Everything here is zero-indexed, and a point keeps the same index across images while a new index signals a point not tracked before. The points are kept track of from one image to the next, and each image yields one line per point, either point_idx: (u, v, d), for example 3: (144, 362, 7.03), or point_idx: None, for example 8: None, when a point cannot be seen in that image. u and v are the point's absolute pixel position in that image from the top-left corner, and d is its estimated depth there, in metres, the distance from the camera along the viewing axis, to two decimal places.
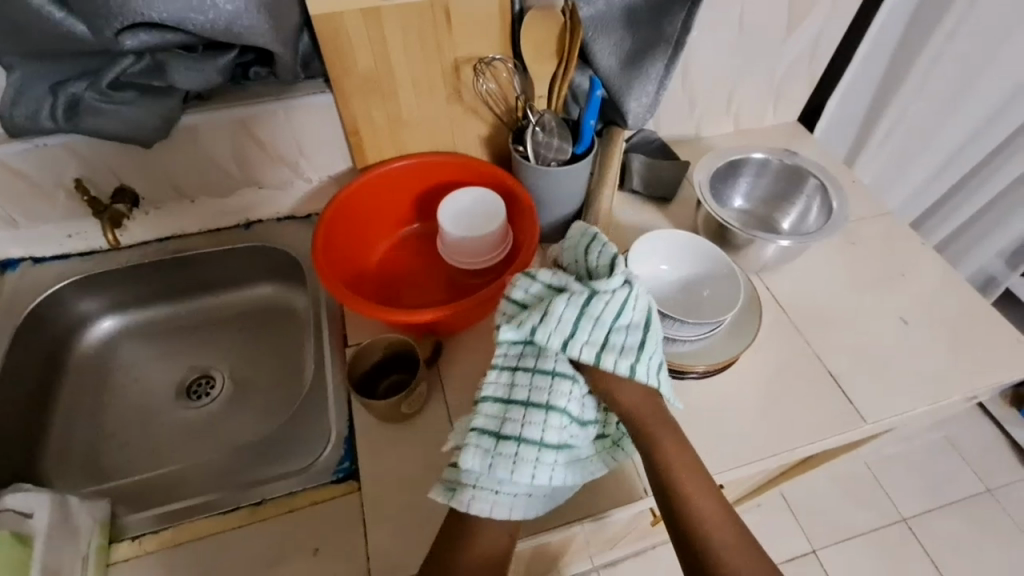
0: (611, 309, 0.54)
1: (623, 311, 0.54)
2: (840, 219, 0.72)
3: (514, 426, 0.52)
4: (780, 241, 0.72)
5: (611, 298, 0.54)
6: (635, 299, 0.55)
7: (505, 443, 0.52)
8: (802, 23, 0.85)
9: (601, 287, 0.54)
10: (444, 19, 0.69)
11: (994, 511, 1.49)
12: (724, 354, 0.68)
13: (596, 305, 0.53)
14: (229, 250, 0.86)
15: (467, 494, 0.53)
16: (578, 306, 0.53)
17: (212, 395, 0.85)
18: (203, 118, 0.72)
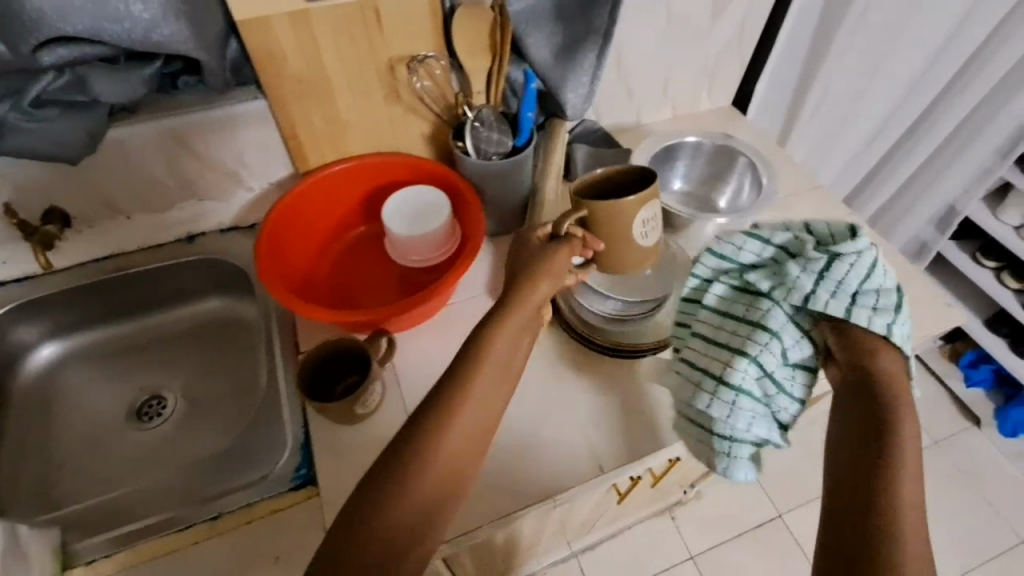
0: (848, 274, 0.55)
1: (870, 277, 0.55)
2: (770, 194, 0.76)
3: (778, 365, 0.58)
4: (716, 218, 0.75)
5: (851, 263, 0.55)
6: (878, 276, 0.55)
7: (761, 381, 0.58)
8: (725, 10, 0.89)
9: (843, 252, 0.56)
10: (374, 20, 0.69)
11: (942, 461, 1.59)
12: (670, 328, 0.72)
13: (837, 267, 0.55)
14: (173, 265, 0.84)
15: (710, 400, 0.61)
16: (825, 267, 0.56)
17: (164, 416, 0.83)
18: (132, 131, 0.70)
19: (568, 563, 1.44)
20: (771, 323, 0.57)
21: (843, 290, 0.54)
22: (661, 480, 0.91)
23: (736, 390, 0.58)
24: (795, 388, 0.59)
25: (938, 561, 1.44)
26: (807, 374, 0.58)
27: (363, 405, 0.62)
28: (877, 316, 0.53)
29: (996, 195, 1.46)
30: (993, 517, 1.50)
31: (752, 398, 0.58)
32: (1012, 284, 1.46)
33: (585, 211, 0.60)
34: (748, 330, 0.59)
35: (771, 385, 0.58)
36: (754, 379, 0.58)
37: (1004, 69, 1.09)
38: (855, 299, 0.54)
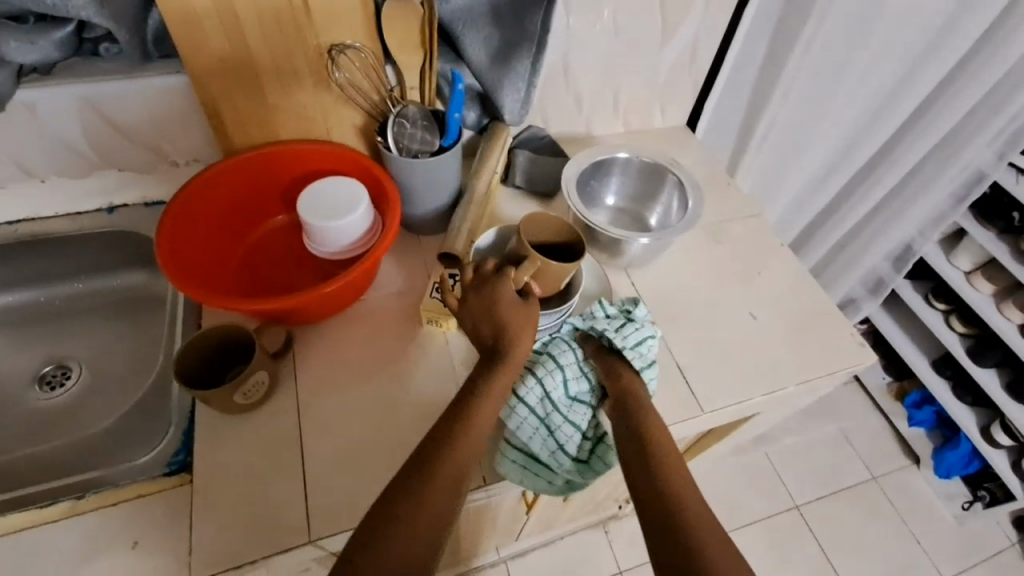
0: (635, 336, 0.69)
1: (647, 342, 0.70)
2: (693, 218, 0.75)
3: (558, 391, 0.67)
4: (639, 238, 0.75)
5: (639, 328, 0.70)
6: (648, 344, 0.70)
7: (541, 402, 0.66)
8: (674, 29, 0.89)
9: (634, 319, 0.72)
10: (301, 5, 0.68)
11: (879, 497, 1.60)
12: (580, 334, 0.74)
13: (627, 327, 0.70)
14: (90, 235, 0.82)
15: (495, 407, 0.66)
16: (618, 326, 0.70)
17: (66, 386, 0.81)
18: (42, 94, 0.68)
19: (497, 568, 1.43)
20: (558, 358, 0.68)
21: (624, 342, 0.68)
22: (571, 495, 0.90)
23: (525, 407, 0.65)
24: (571, 417, 0.67)
25: None
26: (578, 406, 0.67)
27: (244, 394, 0.61)
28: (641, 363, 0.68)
29: (949, 239, 1.48)
30: (921, 556, 1.52)
31: (535, 418, 0.66)
32: (958, 329, 1.49)
33: (539, 262, 0.65)
34: (541, 364, 0.67)
35: (555, 411, 0.66)
36: (540, 402, 0.66)
37: (956, 115, 1.10)
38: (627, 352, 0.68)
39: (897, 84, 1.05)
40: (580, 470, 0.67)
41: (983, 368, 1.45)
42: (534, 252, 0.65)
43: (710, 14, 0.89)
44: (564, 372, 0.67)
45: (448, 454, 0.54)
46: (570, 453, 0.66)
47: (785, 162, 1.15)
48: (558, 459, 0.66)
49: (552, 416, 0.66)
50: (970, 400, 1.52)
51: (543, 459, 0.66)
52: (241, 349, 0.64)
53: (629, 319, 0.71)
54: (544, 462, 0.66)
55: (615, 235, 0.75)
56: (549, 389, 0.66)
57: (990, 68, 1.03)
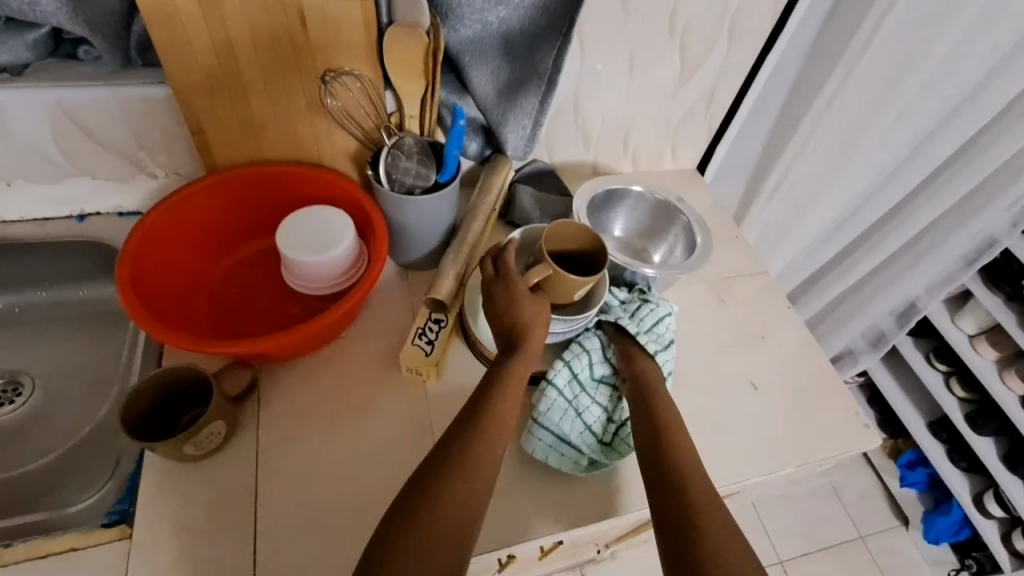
0: (652, 316, 0.70)
1: (663, 323, 0.71)
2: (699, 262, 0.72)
3: (582, 373, 0.67)
4: (645, 269, 0.72)
5: (654, 308, 0.71)
6: (664, 325, 0.71)
7: (568, 385, 0.66)
8: (692, 74, 0.85)
9: (650, 299, 0.72)
10: (297, 22, 0.63)
11: (865, 559, 1.55)
12: None
13: (644, 308, 0.70)
14: (56, 243, 0.77)
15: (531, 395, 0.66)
16: (636, 308, 0.71)
17: (15, 403, 0.76)
18: (12, 96, 0.63)
19: None
20: (584, 341, 0.68)
21: (641, 325, 0.69)
22: (548, 554, 0.85)
23: (554, 390, 0.65)
24: (594, 397, 0.67)
25: None
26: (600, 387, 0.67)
27: (195, 445, 0.56)
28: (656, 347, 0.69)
29: (955, 300, 1.44)
30: None
31: (562, 403, 0.65)
32: (959, 393, 1.45)
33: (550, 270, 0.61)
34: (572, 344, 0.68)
35: (580, 393, 0.66)
36: (569, 383, 0.66)
37: (974, 179, 1.07)
38: (646, 333, 0.69)
39: (917, 145, 1.01)
40: (605, 450, 0.66)
41: (981, 435, 1.41)
42: (547, 258, 0.61)
43: (731, 61, 0.84)
44: (590, 352, 0.68)
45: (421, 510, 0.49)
46: (593, 432, 0.66)
47: (797, 214, 1.11)
48: (579, 441, 0.65)
49: (575, 400, 0.66)
50: (966, 466, 1.48)
51: (566, 440, 0.65)
52: (197, 390, 0.59)
53: (646, 300, 0.72)
54: (578, 448, 0.65)
55: (620, 263, 0.72)
56: (577, 368, 0.67)
57: (1015, 134, 0.99)
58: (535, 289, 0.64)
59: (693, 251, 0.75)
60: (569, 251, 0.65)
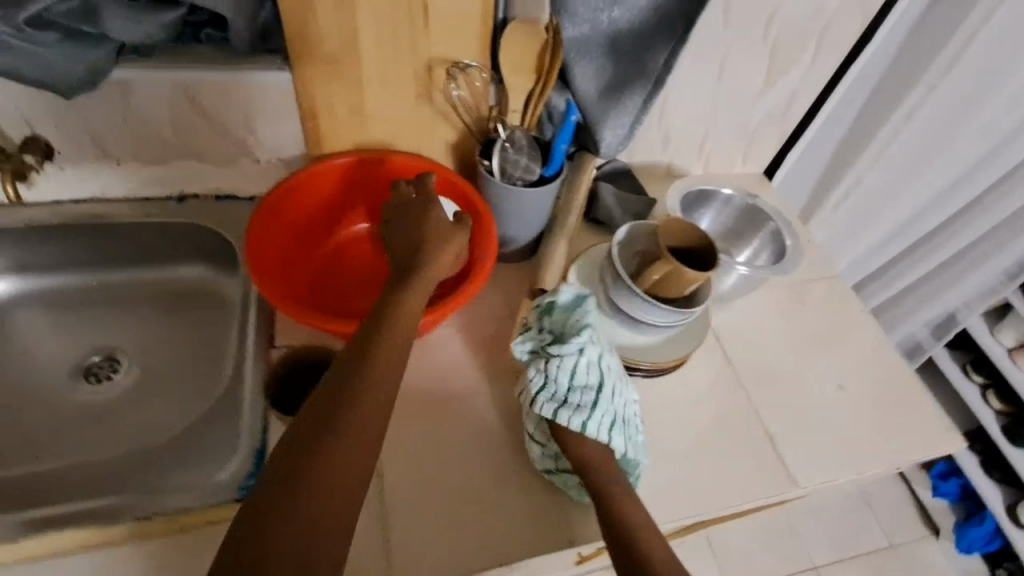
0: (562, 372, 0.60)
1: (577, 375, 0.60)
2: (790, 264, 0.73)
3: (547, 425, 0.62)
4: (738, 266, 0.74)
5: (559, 363, 0.59)
6: (584, 371, 0.60)
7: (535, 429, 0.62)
8: (777, 79, 0.86)
9: (553, 353, 0.60)
10: (420, 14, 0.65)
11: (896, 568, 1.56)
12: (674, 354, 0.72)
13: (550, 368, 0.60)
14: (155, 224, 0.78)
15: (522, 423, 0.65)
16: (543, 369, 0.60)
17: (112, 382, 0.76)
18: (139, 77, 0.64)
19: None
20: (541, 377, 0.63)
21: (534, 375, 0.60)
22: None
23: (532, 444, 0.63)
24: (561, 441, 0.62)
25: None
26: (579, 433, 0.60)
27: None
28: (563, 409, 0.59)
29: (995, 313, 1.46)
30: None
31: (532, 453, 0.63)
32: (996, 406, 1.47)
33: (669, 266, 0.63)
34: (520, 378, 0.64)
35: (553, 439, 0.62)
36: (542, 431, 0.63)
37: None
38: (602, 381, 0.61)
39: (982, 159, 1.03)
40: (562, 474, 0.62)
41: (1017, 448, 1.43)
42: (668, 254, 0.63)
43: (815, 70, 0.86)
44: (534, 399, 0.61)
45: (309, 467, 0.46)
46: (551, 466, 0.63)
47: (854, 223, 1.13)
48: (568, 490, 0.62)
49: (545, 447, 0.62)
50: (999, 478, 1.49)
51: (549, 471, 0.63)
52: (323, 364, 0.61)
53: (548, 357, 0.61)
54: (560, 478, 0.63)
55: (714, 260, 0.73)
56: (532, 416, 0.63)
57: None
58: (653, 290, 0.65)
59: (782, 254, 0.76)
60: (695, 255, 0.66)
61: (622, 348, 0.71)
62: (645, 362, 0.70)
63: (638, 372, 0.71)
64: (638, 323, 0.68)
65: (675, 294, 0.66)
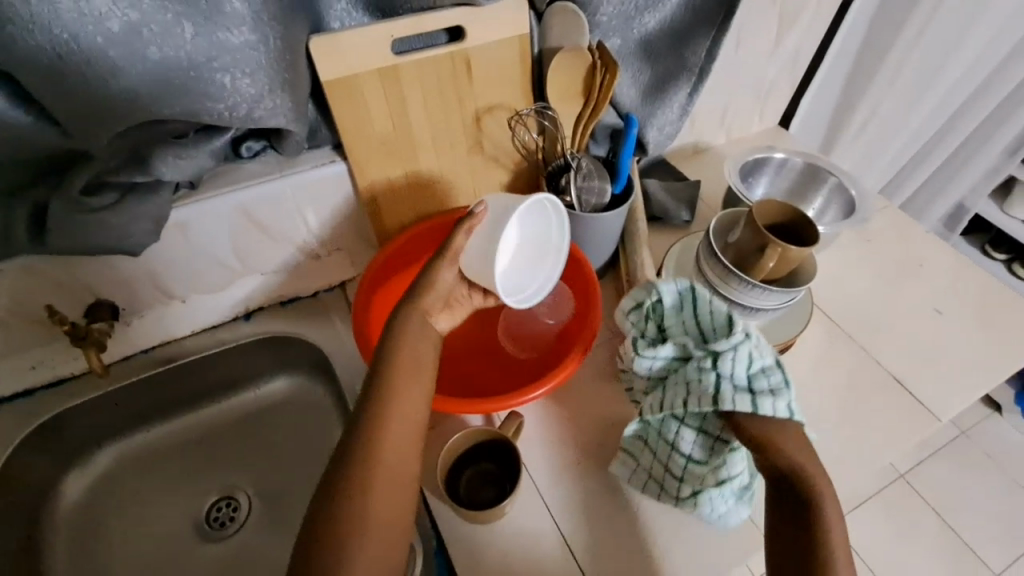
0: (737, 363, 0.51)
1: (754, 364, 0.51)
2: (866, 210, 0.74)
3: (688, 433, 0.55)
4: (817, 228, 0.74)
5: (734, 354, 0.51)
6: (728, 367, 0.51)
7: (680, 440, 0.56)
8: (787, 34, 0.87)
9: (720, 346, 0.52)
10: (463, 70, 0.64)
11: (975, 452, 1.62)
12: (787, 331, 0.71)
13: (723, 363, 0.51)
14: (232, 348, 0.75)
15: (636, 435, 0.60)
16: (711, 368, 0.52)
17: (238, 520, 0.73)
18: (196, 210, 0.62)
19: None
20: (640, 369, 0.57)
21: (693, 372, 0.53)
22: None
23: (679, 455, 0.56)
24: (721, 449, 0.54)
25: (989, 552, 1.44)
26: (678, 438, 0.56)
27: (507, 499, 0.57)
28: (759, 401, 0.49)
29: (1001, 191, 1.52)
30: None
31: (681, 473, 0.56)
32: None
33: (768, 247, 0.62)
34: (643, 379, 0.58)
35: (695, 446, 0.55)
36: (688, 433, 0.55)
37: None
38: (749, 380, 0.51)
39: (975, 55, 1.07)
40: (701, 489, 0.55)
41: None
42: (770, 236, 0.61)
43: (818, 17, 0.88)
44: (688, 408, 0.52)
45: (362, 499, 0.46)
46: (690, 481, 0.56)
47: (870, 147, 1.15)
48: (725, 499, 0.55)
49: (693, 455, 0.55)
50: None
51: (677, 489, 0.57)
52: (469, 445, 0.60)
53: (714, 352, 0.52)
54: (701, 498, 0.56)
55: None
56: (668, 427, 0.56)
57: None
58: (755, 272, 0.64)
59: (852, 205, 0.76)
60: (782, 228, 0.66)
61: None
62: None
63: None
64: (751, 310, 0.67)
65: (778, 275, 0.65)
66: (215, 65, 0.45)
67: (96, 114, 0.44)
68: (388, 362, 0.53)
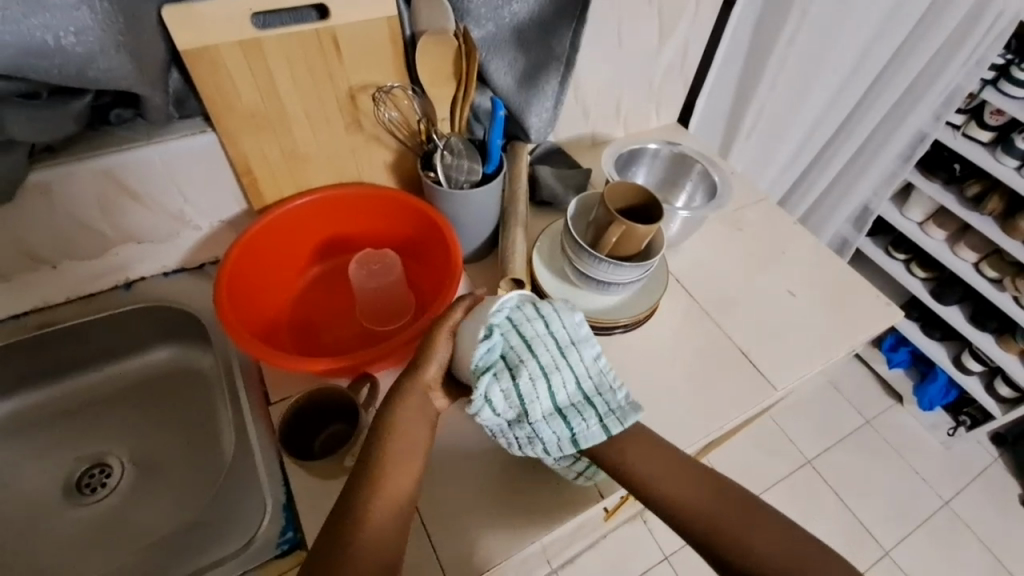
0: (578, 357, 0.58)
1: (599, 362, 0.59)
2: (724, 197, 0.80)
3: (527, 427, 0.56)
4: (679, 211, 0.80)
5: (581, 353, 0.58)
6: (565, 392, 0.56)
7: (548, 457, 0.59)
8: (671, 34, 0.93)
9: (570, 348, 0.58)
10: (332, 48, 0.66)
11: (877, 439, 1.71)
12: (644, 302, 0.77)
13: (569, 355, 0.57)
14: (108, 316, 0.76)
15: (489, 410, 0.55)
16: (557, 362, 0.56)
17: (109, 486, 0.74)
18: (58, 173, 0.63)
19: None
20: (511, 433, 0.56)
21: (536, 409, 0.55)
22: (614, 513, 0.88)
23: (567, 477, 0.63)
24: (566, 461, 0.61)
25: (880, 530, 1.53)
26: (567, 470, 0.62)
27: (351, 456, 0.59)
28: (605, 418, 0.56)
29: (900, 195, 1.62)
30: (921, 483, 1.63)
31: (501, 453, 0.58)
32: (920, 275, 1.64)
33: (618, 225, 0.67)
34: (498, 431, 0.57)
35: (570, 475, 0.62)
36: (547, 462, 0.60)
37: (903, 82, 1.22)
38: (587, 392, 0.57)
39: (857, 64, 1.15)
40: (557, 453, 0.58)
41: (947, 305, 1.60)
42: (617, 216, 0.67)
43: (700, 19, 0.93)
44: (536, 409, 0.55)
45: (359, 526, 0.48)
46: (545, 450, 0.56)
47: (765, 146, 1.23)
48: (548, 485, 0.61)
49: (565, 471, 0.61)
50: (940, 335, 1.67)
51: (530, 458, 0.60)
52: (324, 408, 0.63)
53: (568, 348, 0.57)
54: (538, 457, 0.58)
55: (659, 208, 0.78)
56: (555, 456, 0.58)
57: (930, 38, 1.14)
58: (610, 248, 0.70)
59: (716, 188, 0.84)
60: (632, 208, 0.71)
61: (599, 312, 0.76)
62: (622, 319, 0.75)
63: (619, 328, 0.76)
64: (607, 284, 0.72)
65: (631, 250, 0.70)
66: (34, 23, 0.48)
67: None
68: (383, 420, 0.53)
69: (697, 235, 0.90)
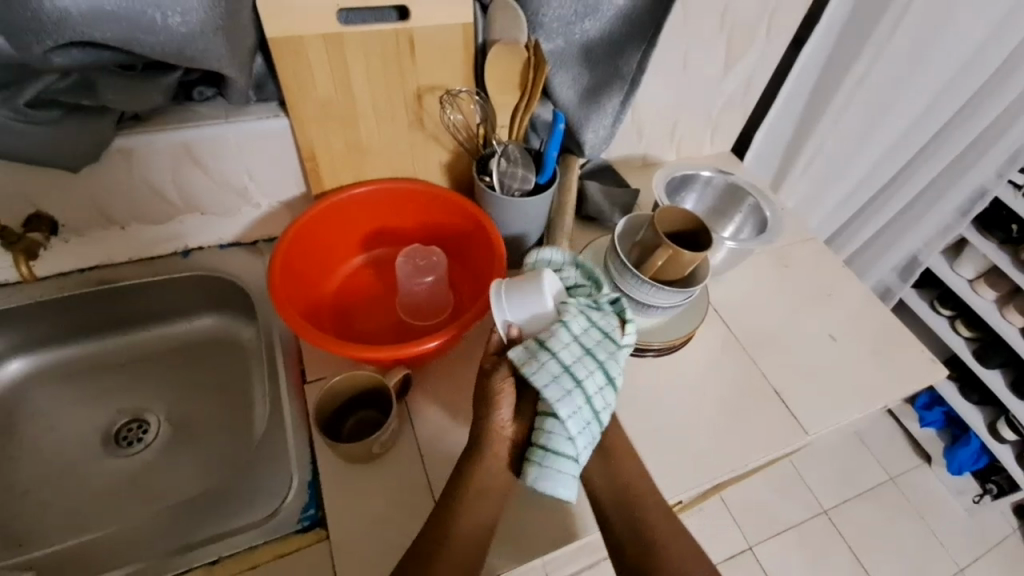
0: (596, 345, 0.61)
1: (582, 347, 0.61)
2: (774, 232, 0.80)
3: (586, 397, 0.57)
4: (726, 241, 0.79)
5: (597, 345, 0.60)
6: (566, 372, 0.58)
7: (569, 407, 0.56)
8: (736, 65, 0.93)
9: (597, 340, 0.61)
10: (407, 47, 0.68)
11: (900, 499, 1.64)
12: (681, 330, 0.77)
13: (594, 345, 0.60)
14: (164, 279, 0.80)
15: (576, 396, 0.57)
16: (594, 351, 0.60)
17: (145, 441, 0.78)
18: (141, 141, 0.67)
19: None
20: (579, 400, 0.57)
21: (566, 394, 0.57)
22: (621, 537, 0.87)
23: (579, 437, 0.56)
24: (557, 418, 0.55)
25: None
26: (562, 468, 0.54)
27: (379, 444, 0.61)
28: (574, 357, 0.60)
29: (952, 249, 1.57)
30: (942, 551, 1.56)
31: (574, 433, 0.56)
32: (965, 333, 1.58)
33: (664, 249, 0.67)
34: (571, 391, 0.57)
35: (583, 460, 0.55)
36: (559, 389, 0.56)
37: (970, 135, 1.19)
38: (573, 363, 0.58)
39: (923, 113, 1.12)
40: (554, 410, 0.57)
41: (990, 369, 1.54)
42: (664, 239, 0.67)
43: (767, 52, 0.93)
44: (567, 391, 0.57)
45: None
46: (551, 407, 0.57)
47: (817, 184, 1.21)
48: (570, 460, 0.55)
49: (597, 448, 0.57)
50: (978, 400, 1.60)
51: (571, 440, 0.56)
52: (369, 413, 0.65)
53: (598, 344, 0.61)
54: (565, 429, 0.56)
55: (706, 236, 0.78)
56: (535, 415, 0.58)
57: (1002, 94, 1.11)
58: (654, 271, 0.70)
59: (765, 223, 0.83)
60: (685, 231, 0.71)
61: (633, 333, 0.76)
62: (658, 343, 0.75)
63: (652, 353, 0.76)
64: (646, 307, 0.72)
65: (675, 276, 0.70)
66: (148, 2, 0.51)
67: (28, 26, 0.50)
68: None
69: (740, 267, 0.89)
